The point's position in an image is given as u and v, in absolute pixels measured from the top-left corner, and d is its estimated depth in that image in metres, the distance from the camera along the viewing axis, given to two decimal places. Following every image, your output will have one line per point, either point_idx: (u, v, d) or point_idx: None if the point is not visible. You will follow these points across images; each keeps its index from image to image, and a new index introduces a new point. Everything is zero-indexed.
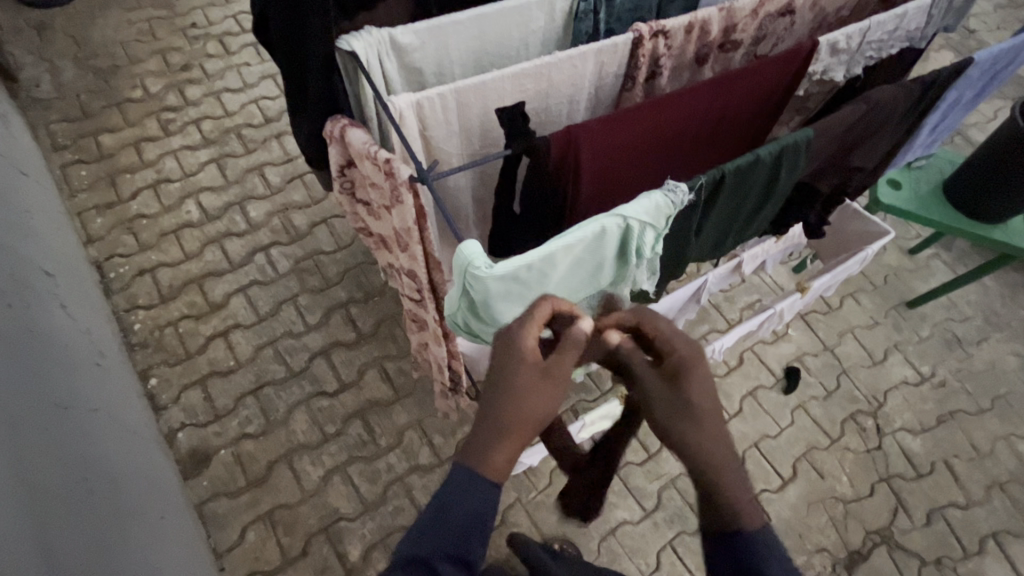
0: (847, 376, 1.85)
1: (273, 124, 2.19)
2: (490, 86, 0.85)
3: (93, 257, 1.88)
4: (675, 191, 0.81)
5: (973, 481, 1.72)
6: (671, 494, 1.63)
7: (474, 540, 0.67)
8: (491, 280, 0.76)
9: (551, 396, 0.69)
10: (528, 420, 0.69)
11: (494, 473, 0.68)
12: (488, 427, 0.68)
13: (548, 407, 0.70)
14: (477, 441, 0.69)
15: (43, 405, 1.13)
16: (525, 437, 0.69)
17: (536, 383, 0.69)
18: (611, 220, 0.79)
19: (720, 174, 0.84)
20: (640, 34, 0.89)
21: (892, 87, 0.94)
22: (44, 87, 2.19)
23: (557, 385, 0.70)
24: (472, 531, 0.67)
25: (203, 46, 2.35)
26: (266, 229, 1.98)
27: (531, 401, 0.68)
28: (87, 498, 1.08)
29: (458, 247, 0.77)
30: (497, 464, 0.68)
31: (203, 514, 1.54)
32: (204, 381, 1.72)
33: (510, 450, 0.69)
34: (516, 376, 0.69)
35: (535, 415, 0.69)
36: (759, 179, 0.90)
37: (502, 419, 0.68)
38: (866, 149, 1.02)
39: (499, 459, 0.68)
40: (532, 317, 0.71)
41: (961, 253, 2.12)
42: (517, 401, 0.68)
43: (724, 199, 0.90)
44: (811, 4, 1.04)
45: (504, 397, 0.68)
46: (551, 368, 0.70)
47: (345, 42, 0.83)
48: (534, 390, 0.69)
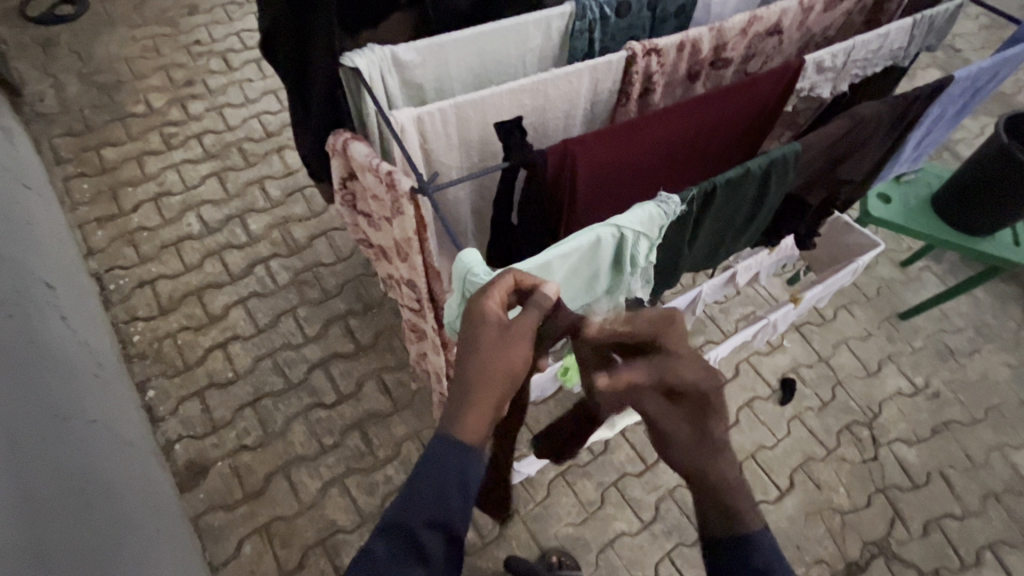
0: (842, 388, 1.86)
1: (273, 138, 2.23)
2: (489, 102, 0.87)
3: (93, 269, 1.90)
4: (668, 203, 0.84)
5: (969, 491, 1.72)
6: (669, 506, 1.63)
7: (459, 507, 0.64)
8: None
9: (523, 350, 0.69)
10: (500, 379, 0.67)
11: (472, 435, 0.65)
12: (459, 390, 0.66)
13: (519, 363, 0.68)
14: (450, 408, 0.67)
15: (42, 417, 1.14)
16: (500, 395, 0.67)
17: (505, 341, 0.68)
18: (606, 229, 0.82)
19: (711, 187, 0.86)
20: (633, 53, 0.92)
21: (877, 104, 0.97)
22: (48, 102, 2.22)
23: (528, 339, 0.69)
24: (456, 495, 0.64)
25: (206, 62, 2.40)
26: (266, 241, 1.99)
27: (500, 359, 0.67)
28: (83, 511, 1.08)
29: (458, 255, 0.79)
30: (473, 428, 0.66)
31: (199, 526, 1.53)
32: (202, 393, 1.72)
33: (485, 413, 0.66)
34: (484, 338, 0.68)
35: (507, 372, 0.67)
36: (749, 191, 0.92)
37: (473, 378, 0.66)
38: (853, 163, 1.05)
39: (474, 421, 0.66)
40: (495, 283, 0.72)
41: (951, 265, 2.15)
42: (487, 359, 0.67)
43: (716, 211, 0.92)
44: (798, 24, 1.07)
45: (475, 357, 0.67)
46: (516, 326, 0.69)
47: (348, 58, 0.85)
48: (502, 347, 0.68)
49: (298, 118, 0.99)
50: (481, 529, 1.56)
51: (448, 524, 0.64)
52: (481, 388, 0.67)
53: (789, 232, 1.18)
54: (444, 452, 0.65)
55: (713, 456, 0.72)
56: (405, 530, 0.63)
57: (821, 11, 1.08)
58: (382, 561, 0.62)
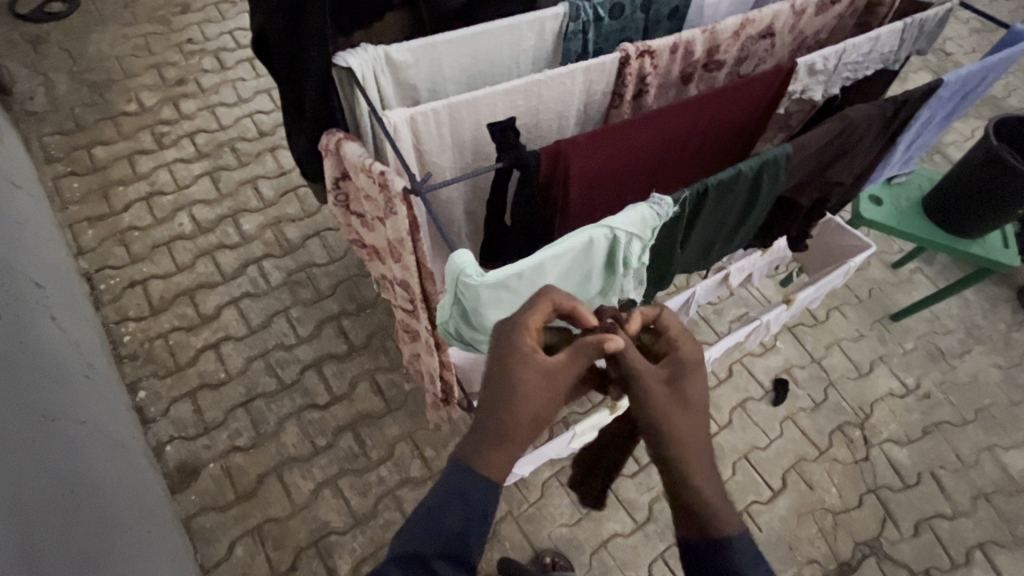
0: (835, 389, 1.87)
1: (267, 138, 2.21)
2: (482, 102, 0.87)
3: (84, 269, 1.88)
4: (660, 204, 0.84)
5: (959, 492, 1.74)
6: (662, 507, 1.63)
7: (473, 537, 0.69)
8: (482, 287, 0.77)
9: (551, 402, 0.73)
10: (526, 425, 0.72)
11: (491, 477, 0.71)
12: (485, 425, 0.72)
13: (546, 411, 0.73)
14: (476, 445, 0.71)
15: (32, 419, 1.13)
16: (525, 439, 0.72)
17: (536, 389, 0.72)
18: (598, 230, 0.82)
19: (703, 188, 0.86)
20: (627, 54, 0.92)
21: (867, 106, 0.98)
22: (38, 100, 2.20)
23: (558, 388, 0.73)
24: (471, 527, 0.69)
25: (199, 61, 2.38)
26: (259, 241, 1.98)
27: (530, 404, 0.71)
28: (74, 511, 1.07)
29: (451, 256, 0.79)
30: (496, 465, 0.71)
31: (190, 528, 1.52)
32: (194, 394, 1.71)
33: (508, 452, 0.72)
34: (519, 378, 0.71)
35: (536, 416, 0.72)
36: (740, 193, 0.92)
37: (503, 419, 0.71)
38: (844, 164, 1.05)
39: (498, 458, 0.71)
40: (533, 315, 0.73)
41: (942, 267, 2.17)
42: (515, 399, 0.71)
43: (707, 212, 0.93)
44: (790, 27, 1.08)
45: (505, 397, 0.71)
46: (552, 372, 0.72)
47: (341, 58, 0.85)
48: (533, 390, 0.72)
49: (292, 117, 0.99)
50: None
51: (460, 552, 0.68)
52: (510, 432, 0.71)
53: (781, 234, 1.18)
54: (463, 481, 0.71)
55: (686, 417, 0.74)
56: (419, 557, 0.68)
57: (813, 15, 1.09)
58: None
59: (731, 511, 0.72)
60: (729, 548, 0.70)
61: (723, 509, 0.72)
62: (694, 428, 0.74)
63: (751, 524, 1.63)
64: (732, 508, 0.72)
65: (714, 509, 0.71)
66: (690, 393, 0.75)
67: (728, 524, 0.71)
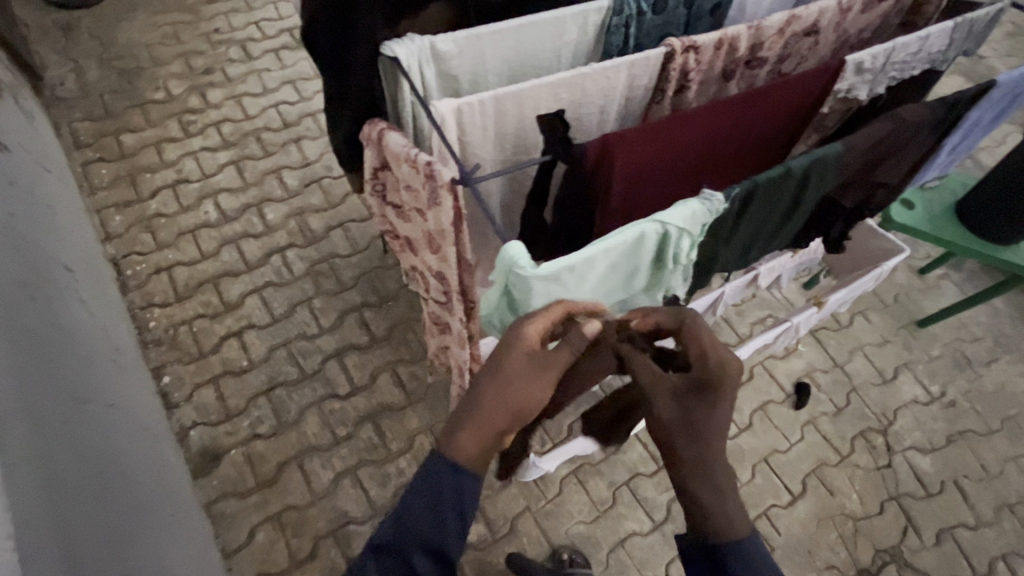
0: (858, 394, 1.85)
1: (291, 128, 2.23)
2: (527, 94, 0.86)
3: (111, 255, 1.90)
4: (711, 201, 0.83)
5: (982, 502, 1.71)
6: (681, 508, 1.62)
7: (450, 535, 0.74)
8: (535, 280, 0.78)
9: (539, 390, 0.78)
10: (508, 410, 0.77)
11: (468, 458, 0.76)
12: (472, 407, 0.77)
13: (532, 400, 0.78)
14: (459, 424, 0.77)
15: (64, 405, 1.14)
16: (502, 428, 0.77)
17: (526, 375, 0.77)
18: (650, 226, 0.81)
19: (754, 185, 0.85)
20: (672, 48, 0.90)
21: (922, 107, 0.96)
22: (68, 86, 2.23)
23: (546, 378, 0.78)
24: (445, 525, 0.74)
25: (225, 51, 2.40)
26: (282, 231, 2.00)
27: (518, 390, 0.77)
28: (103, 492, 1.09)
29: (503, 247, 0.79)
30: (470, 446, 0.76)
31: (212, 513, 1.54)
32: (217, 381, 1.72)
33: (485, 436, 0.76)
34: (510, 366, 0.78)
35: (518, 405, 0.77)
36: (788, 193, 0.91)
37: (489, 403, 0.77)
38: (890, 166, 1.04)
39: (472, 440, 0.76)
40: (541, 313, 0.79)
41: (970, 273, 2.13)
42: (502, 385, 0.77)
43: (754, 211, 0.91)
44: (835, 24, 1.04)
45: (493, 382, 0.78)
46: (544, 362, 0.78)
47: (388, 46, 0.83)
48: (523, 380, 0.77)
49: (335, 109, 1.01)
50: (492, 525, 1.56)
51: (437, 546, 0.74)
52: (489, 416, 0.77)
53: (819, 236, 1.16)
54: (439, 475, 0.75)
55: (694, 431, 0.75)
56: (397, 551, 0.74)
57: (859, 12, 1.05)
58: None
59: (737, 514, 0.75)
60: (727, 554, 0.73)
61: (735, 511, 0.75)
62: (706, 443, 0.75)
63: (770, 528, 1.62)
64: (740, 512, 0.75)
65: (721, 524, 0.74)
66: (697, 417, 0.76)
67: (728, 532, 0.74)
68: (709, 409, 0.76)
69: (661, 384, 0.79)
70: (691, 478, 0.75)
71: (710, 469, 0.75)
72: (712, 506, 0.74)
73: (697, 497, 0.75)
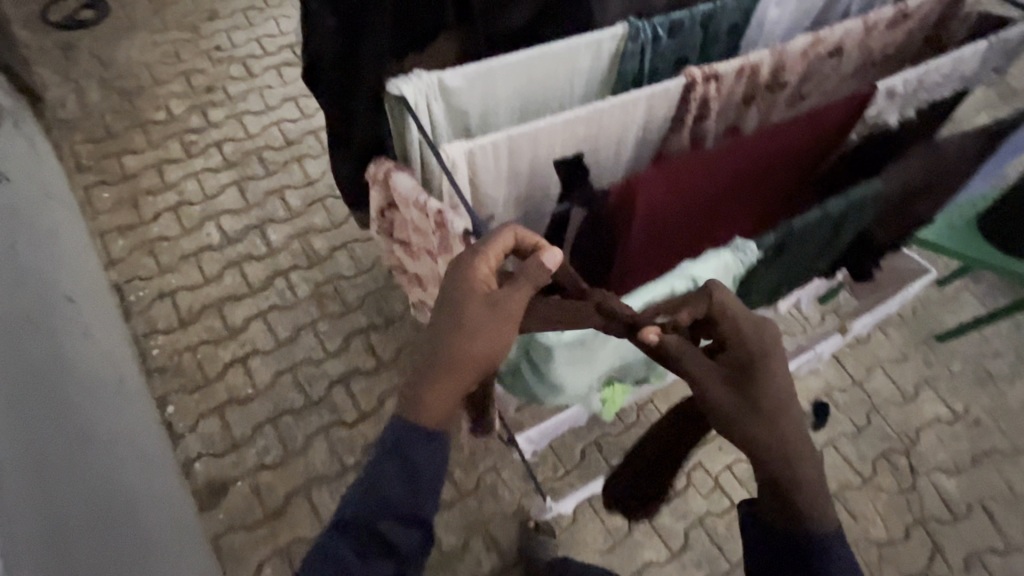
0: (878, 413, 1.80)
1: (294, 146, 2.20)
2: (543, 132, 0.83)
3: (114, 280, 1.88)
4: (744, 252, 0.84)
5: (1011, 525, 1.66)
6: (698, 535, 1.57)
7: (421, 497, 0.74)
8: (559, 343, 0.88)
9: (499, 334, 0.71)
10: (470, 361, 0.71)
11: (435, 415, 0.73)
12: (428, 366, 0.72)
13: (496, 345, 0.72)
14: (417, 385, 0.73)
15: (62, 443, 1.12)
16: (467, 380, 0.72)
17: (485, 319, 0.70)
18: (680, 282, 0.82)
19: (789, 232, 0.83)
20: (693, 78, 0.86)
21: (967, 135, 0.94)
22: (69, 108, 2.21)
23: (508, 319, 0.72)
24: (418, 487, 0.74)
25: (226, 68, 2.38)
26: (286, 253, 1.96)
27: (477, 338, 0.70)
28: (108, 531, 1.06)
29: None
30: (434, 404, 0.72)
31: (218, 547, 1.50)
32: (221, 409, 1.69)
33: (447, 392, 0.72)
34: (465, 311, 0.71)
35: (482, 353, 0.71)
36: (825, 233, 0.88)
37: (447, 358, 0.70)
38: (929, 196, 1.02)
39: (436, 400, 0.72)
40: (490, 246, 0.72)
41: (990, 285, 2.08)
42: (458, 335, 0.71)
43: (790, 253, 0.89)
44: (859, 43, 1.00)
45: (450, 334, 0.71)
46: (500, 301, 0.71)
47: (394, 85, 0.80)
48: (480, 326, 0.70)
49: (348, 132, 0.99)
50: (505, 555, 1.53)
51: (412, 513, 0.74)
52: (450, 373, 0.71)
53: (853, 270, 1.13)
54: (408, 440, 0.73)
55: (769, 412, 0.70)
56: (368, 524, 0.74)
57: (884, 30, 1.01)
58: (347, 552, 0.73)
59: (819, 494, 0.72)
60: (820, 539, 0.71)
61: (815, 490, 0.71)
62: (782, 424, 0.70)
63: None
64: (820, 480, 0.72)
65: (812, 490, 0.71)
66: (758, 399, 0.71)
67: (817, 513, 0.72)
68: (765, 387, 0.71)
69: (711, 370, 0.72)
70: (772, 464, 0.71)
71: (796, 449, 0.71)
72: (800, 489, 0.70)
73: (784, 484, 0.71)
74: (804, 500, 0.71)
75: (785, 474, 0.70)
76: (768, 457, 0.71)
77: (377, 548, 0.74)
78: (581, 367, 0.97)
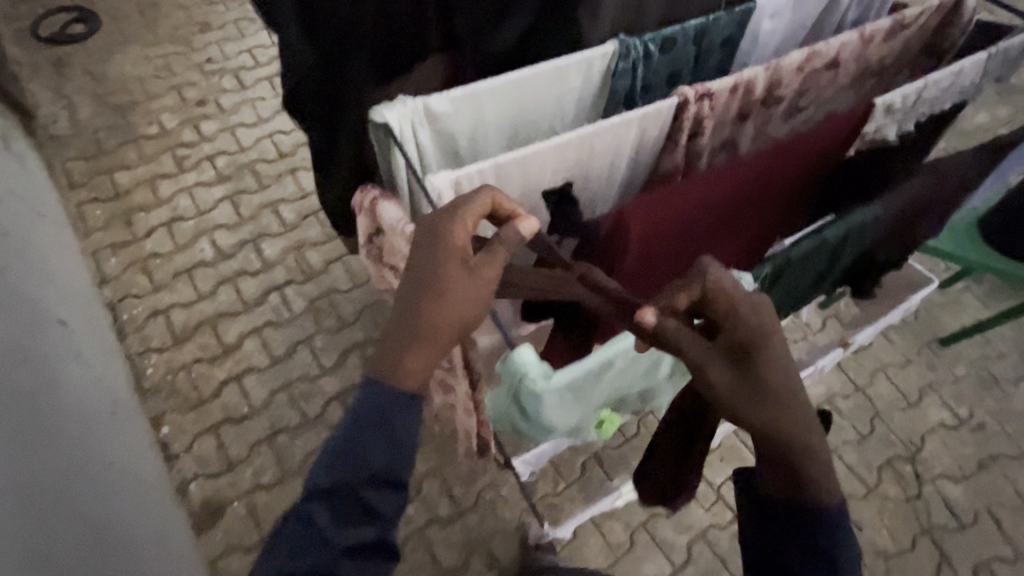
0: (882, 420, 1.77)
1: (287, 158, 2.18)
2: (532, 158, 0.80)
3: (107, 298, 1.86)
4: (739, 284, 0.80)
5: (1019, 531, 1.64)
6: (702, 548, 1.55)
7: (399, 461, 0.67)
8: (547, 389, 0.81)
9: (475, 299, 0.68)
10: (445, 321, 0.68)
11: (410, 378, 0.68)
12: (403, 328, 0.68)
13: (470, 310, 0.68)
14: (393, 348, 0.68)
15: (54, 475, 1.07)
16: (442, 342, 0.68)
17: (460, 282, 0.67)
18: None
19: (786, 260, 0.81)
20: (686, 98, 0.84)
21: (962, 157, 0.94)
22: (60, 124, 2.20)
23: (479, 281, 0.68)
24: (397, 450, 0.67)
25: (218, 80, 2.36)
26: (280, 267, 1.95)
27: (452, 299, 0.68)
28: (102, 562, 1.04)
29: (514, 357, 0.82)
30: (412, 368, 0.68)
31: (216, 571, 1.49)
32: (217, 429, 1.67)
33: (424, 353, 0.68)
34: (440, 273, 0.67)
35: (456, 315, 0.68)
36: (823, 258, 0.86)
37: (422, 318, 0.67)
38: (931, 216, 1.00)
39: (413, 362, 0.68)
40: (465, 208, 0.69)
41: (992, 286, 2.05)
42: (434, 295, 0.67)
43: (788, 280, 0.87)
44: (856, 54, 0.97)
45: (425, 295, 0.67)
46: (475, 265, 0.68)
47: (378, 113, 0.78)
48: (453, 289, 0.67)
49: (338, 133, 0.98)
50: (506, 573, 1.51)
51: (391, 478, 0.67)
52: (424, 333, 0.68)
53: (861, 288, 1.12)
54: (382, 400, 0.67)
55: (773, 391, 0.66)
56: (346, 490, 0.66)
57: (882, 41, 0.99)
58: (323, 522, 0.65)
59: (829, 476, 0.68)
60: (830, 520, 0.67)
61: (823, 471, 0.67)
62: (787, 404, 0.66)
63: None
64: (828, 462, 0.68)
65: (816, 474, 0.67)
66: (760, 380, 0.66)
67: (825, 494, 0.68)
68: (768, 364, 0.66)
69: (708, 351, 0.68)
70: (778, 446, 0.67)
71: (800, 428, 0.66)
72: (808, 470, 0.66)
73: (793, 466, 0.67)
74: (814, 480, 0.67)
75: (791, 455, 0.66)
76: (775, 440, 0.66)
77: (357, 517, 0.66)
78: (570, 405, 0.89)
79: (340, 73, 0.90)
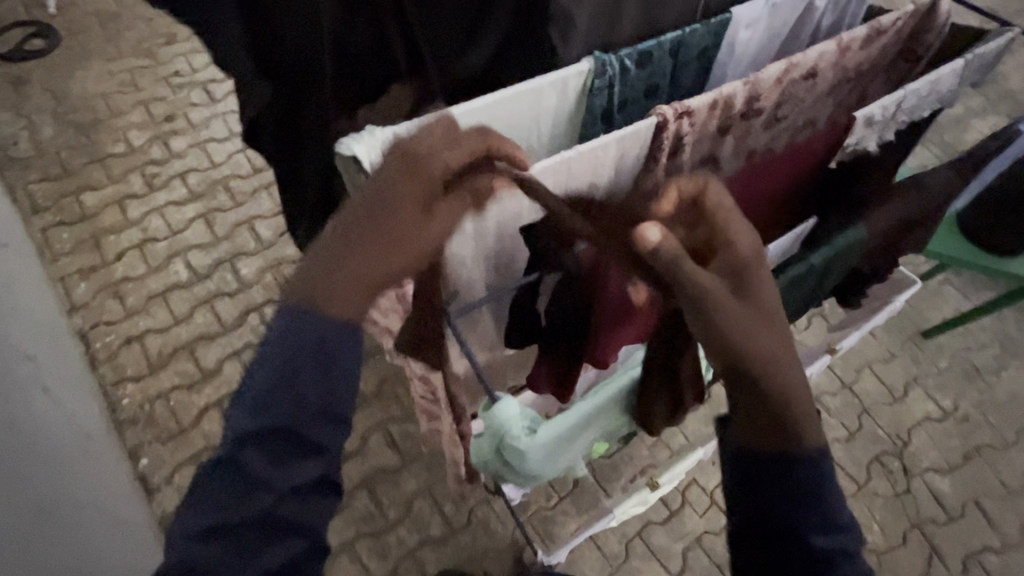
0: (869, 416, 1.79)
1: (261, 174, 2.12)
2: (508, 188, 0.78)
3: (78, 326, 1.79)
4: None
5: (1004, 521, 1.66)
6: (697, 555, 1.55)
7: (341, 389, 0.59)
8: (532, 448, 0.82)
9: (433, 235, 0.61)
10: (391, 252, 0.59)
11: (336, 309, 0.57)
12: (338, 250, 0.57)
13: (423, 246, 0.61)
14: (322, 271, 0.56)
15: (25, 521, 1.00)
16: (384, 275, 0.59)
17: (423, 212, 0.60)
18: None
19: None
20: (664, 117, 0.82)
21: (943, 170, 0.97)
22: (21, 145, 2.11)
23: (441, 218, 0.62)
24: (337, 377, 0.59)
25: (187, 94, 2.29)
26: (258, 286, 1.90)
27: (409, 230, 0.59)
28: None
29: (494, 417, 0.82)
30: (341, 298, 0.57)
31: None
32: (198, 458, 1.62)
33: (358, 286, 0.57)
34: (402, 196, 0.58)
35: (409, 248, 0.60)
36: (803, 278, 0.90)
37: (367, 243, 0.57)
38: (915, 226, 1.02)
39: (343, 293, 0.57)
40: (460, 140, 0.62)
41: (971, 277, 2.08)
42: (388, 218, 0.58)
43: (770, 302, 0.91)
44: (834, 62, 0.96)
45: (378, 216, 0.57)
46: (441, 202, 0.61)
47: (345, 146, 0.75)
48: (411, 233, 0.59)
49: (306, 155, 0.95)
50: None
51: (333, 411, 0.60)
52: (364, 261, 0.57)
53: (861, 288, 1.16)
54: (310, 325, 0.57)
55: (760, 320, 0.61)
56: (285, 431, 0.58)
57: (859, 48, 0.98)
58: (259, 463, 0.58)
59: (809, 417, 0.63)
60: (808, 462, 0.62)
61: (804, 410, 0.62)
62: (771, 333, 0.62)
63: None
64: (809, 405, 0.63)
65: (796, 418, 0.61)
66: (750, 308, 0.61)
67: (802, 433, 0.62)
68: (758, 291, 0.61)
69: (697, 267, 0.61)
70: (761, 378, 0.61)
71: (785, 363, 0.62)
72: (786, 406, 0.61)
73: (771, 400, 0.61)
74: (796, 418, 0.61)
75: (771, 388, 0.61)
76: (757, 371, 0.61)
77: (296, 456, 0.59)
78: (556, 457, 0.90)
79: (307, 97, 0.88)
